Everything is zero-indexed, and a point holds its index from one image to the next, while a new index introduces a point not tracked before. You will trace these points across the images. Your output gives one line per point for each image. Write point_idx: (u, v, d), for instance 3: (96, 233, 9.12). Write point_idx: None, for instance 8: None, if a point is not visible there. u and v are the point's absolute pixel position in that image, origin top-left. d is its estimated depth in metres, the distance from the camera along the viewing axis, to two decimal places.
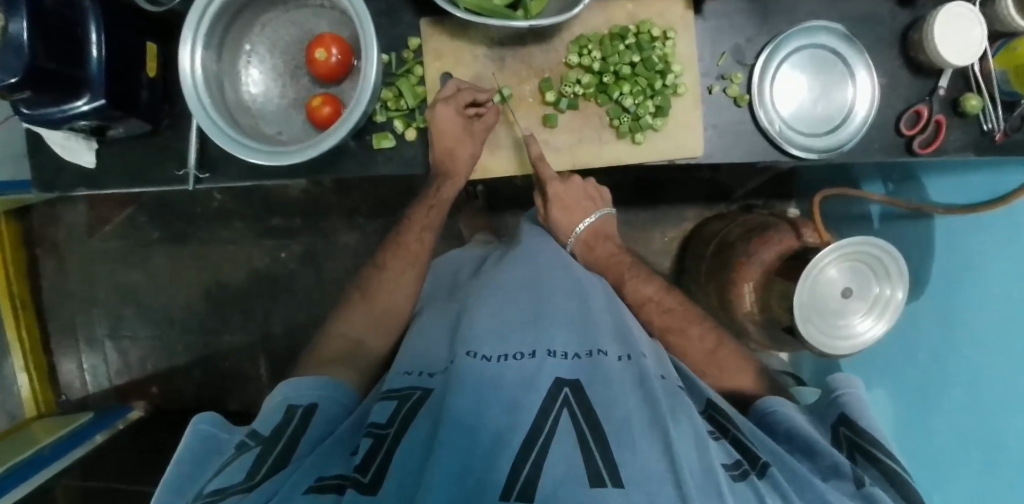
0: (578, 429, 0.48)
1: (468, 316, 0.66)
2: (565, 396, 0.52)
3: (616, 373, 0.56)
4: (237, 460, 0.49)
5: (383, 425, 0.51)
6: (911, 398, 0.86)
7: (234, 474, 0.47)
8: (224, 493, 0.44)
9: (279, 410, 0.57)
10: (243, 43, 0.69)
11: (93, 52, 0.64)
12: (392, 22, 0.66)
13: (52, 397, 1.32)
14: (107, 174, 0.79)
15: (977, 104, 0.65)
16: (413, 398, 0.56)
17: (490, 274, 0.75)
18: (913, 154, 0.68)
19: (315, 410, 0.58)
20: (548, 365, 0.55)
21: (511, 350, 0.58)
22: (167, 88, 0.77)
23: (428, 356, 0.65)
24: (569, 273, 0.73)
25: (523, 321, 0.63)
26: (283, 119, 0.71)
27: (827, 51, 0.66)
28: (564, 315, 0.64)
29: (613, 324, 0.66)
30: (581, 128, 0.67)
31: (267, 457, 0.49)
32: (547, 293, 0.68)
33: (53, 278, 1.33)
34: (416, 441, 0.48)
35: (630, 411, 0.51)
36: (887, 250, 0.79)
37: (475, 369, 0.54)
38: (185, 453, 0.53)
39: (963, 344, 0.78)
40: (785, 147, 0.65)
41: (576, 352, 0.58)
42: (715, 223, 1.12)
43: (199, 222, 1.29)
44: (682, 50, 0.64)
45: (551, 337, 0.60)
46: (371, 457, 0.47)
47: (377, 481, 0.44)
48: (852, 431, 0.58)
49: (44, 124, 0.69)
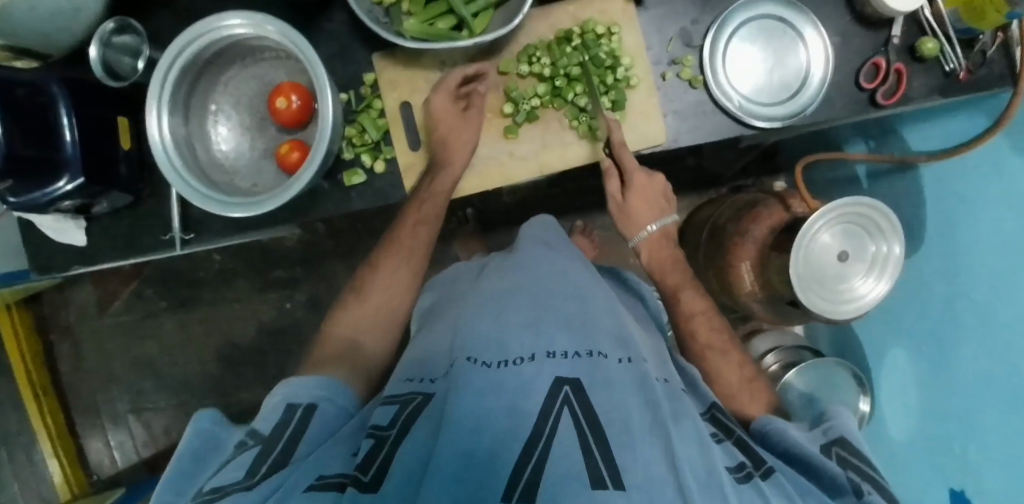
0: (580, 431, 0.45)
1: (467, 318, 0.62)
2: (565, 395, 0.49)
3: (619, 377, 0.53)
4: (237, 458, 0.49)
5: (384, 427, 0.48)
6: (926, 356, 0.85)
7: (234, 472, 0.46)
8: (225, 491, 0.44)
9: (280, 407, 0.56)
10: (209, 104, 0.71)
11: (66, 133, 0.66)
12: (346, 62, 0.68)
13: (84, 477, 1.33)
14: (100, 250, 0.81)
15: (934, 47, 0.66)
16: (413, 403, 0.53)
17: (483, 281, 0.71)
18: (878, 107, 0.68)
19: (315, 410, 0.57)
20: (546, 367, 0.52)
21: (510, 356, 0.53)
22: (144, 158, 0.79)
23: (432, 361, 0.61)
24: (563, 271, 0.69)
25: (523, 322, 0.58)
26: (256, 171, 0.72)
27: (773, 20, 0.66)
28: (563, 312, 0.61)
29: (612, 322, 0.62)
30: (543, 135, 0.67)
31: (268, 455, 0.49)
32: (546, 294, 0.64)
33: (69, 361, 1.35)
34: (417, 441, 0.45)
35: (631, 413, 0.49)
36: (875, 206, 0.77)
37: (477, 378, 0.50)
38: (186, 450, 0.52)
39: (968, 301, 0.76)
40: (747, 121, 0.65)
41: (576, 350, 0.55)
42: (705, 208, 1.09)
43: (202, 285, 1.31)
44: (629, 43, 0.65)
45: (551, 336, 0.56)
46: (374, 453, 0.45)
47: (377, 480, 0.42)
48: (845, 452, 0.54)
49: (32, 209, 0.71)
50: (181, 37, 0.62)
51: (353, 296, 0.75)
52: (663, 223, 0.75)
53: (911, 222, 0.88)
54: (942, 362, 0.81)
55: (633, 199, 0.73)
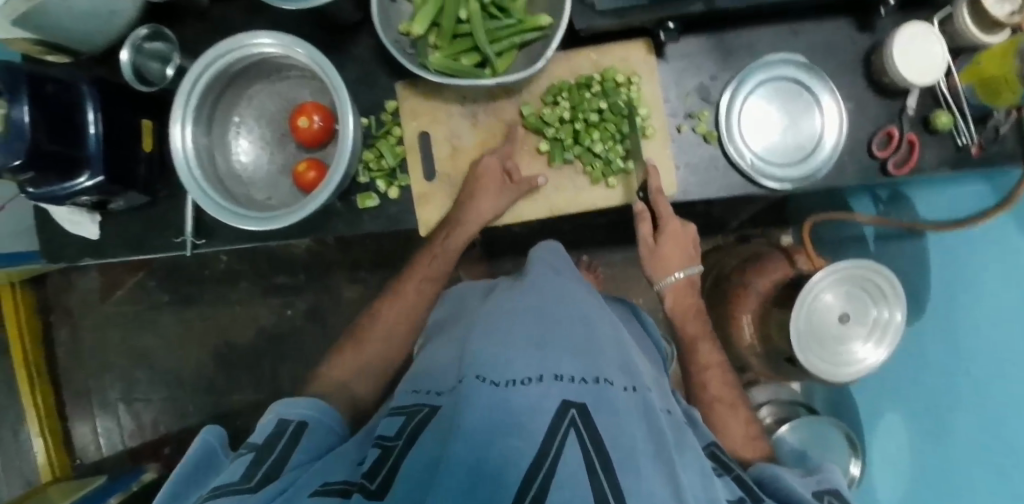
0: (586, 457, 0.41)
1: (475, 333, 0.59)
2: (571, 418, 0.45)
3: (624, 405, 0.50)
4: (233, 464, 0.50)
5: (392, 437, 0.49)
6: (923, 412, 0.84)
7: (231, 474, 0.48)
8: (222, 491, 0.46)
9: (271, 422, 0.58)
10: (232, 115, 0.73)
11: (89, 131, 0.68)
12: (370, 87, 0.70)
13: (67, 461, 1.34)
14: (110, 244, 0.82)
15: (947, 120, 0.66)
16: (420, 415, 0.52)
17: (491, 300, 0.67)
18: (888, 176, 0.68)
19: (307, 426, 0.58)
20: (553, 388, 0.47)
21: (518, 376, 0.48)
22: (164, 161, 0.80)
23: (439, 373, 0.59)
24: (576, 296, 0.65)
25: (533, 342, 0.53)
26: (272, 185, 0.74)
27: (790, 82, 0.67)
28: (574, 336, 0.56)
29: (618, 350, 0.59)
30: (557, 177, 0.68)
31: (262, 462, 0.50)
32: (555, 315, 0.59)
33: (67, 345, 1.35)
34: (425, 453, 0.44)
35: (636, 439, 0.47)
36: (878, 270, 0.78)
37: (483, 393, 0.46)
38: (193, 458, 0.54)
39: (965, 365, 0.76)
40: (759, 180, 0.66)
41: (584, 376, 0.50)
42: (711, 255, 1.09)
43: (205, 283, 1.32)
44: (647, 93, 0.66)
45: (558, 359, 0.51)
46: (380, 464, 0.46)
47: (384, 488, 0.43)
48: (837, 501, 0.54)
49: (48, 201, 0.72)
50: (211, 51, 0.64)
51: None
52: (690, 272, 0.72)
53: (913, 287, 0.89)
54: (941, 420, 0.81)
55: (666, 242, 0.70)
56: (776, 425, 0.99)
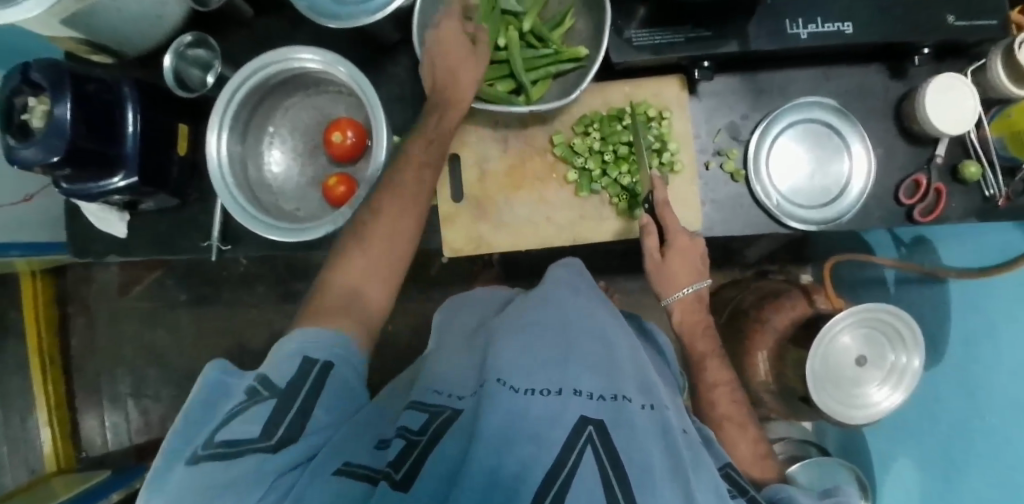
0: (603, 474, 0.41)
1: (496, 342, 0.59)
2: (588, 434, 0.44)
3: (643, 422, 0.48)
4: (252, 409, 0.46)
5: (417, 431, 0.47)
6: (938, 452, 0.83)
7: (250, 427, 0.45)
8: (241, 447, 0.43)
9: (294, 361, 0.52)
10: (267, 126, 0.74)
11: (127, 132, 0.70)
12: (404, 107, 0.72)
13: (74, 452, 1.36)
14: (137, 243, 0.83)
15: (976, 171, 0.65)
16: (443, 416, 0.50)
17: (511, 311, 0.68)
18: (914, 222, 0.68)
19: (330, 371, 0.53)
20: (572, 403, 0.47)
21: (537, 386, 0.49)
22: (195, 164, 0.82)
23: (458, 377, 0.58)
24: (596, 314, 0.65)
25: (553, 356, 0.54)
26: (300, 196, 0.75)
27: (821, 125, 0.68)
28: (595, 354, 0.56)
29: (638, 370, 0.57)
30: (582, 205, 0.69)
31: (284, 413, 0.47)
32: (574, 331, 0.60)
33: (81, 336, 1.37)
34: (447, 452, 0.43)
35: (653, 457, 0.44)
36: (899, 316, 0.77)
37: (503, 401, 0.46)
38: (194, 403, 0.48)
39: (981, 407, 0.75)
40: (783, 221, 0.66)
41: (602, 392, 0.50)
42: (728, 289, 1.09)
43: (223, 285, 1.33)
44: (678, 129, 0.67)
45: (578, 376, 0.52)
46: (404, 457, 0.44)
47: (409, 478, 0.41)
48: None
49: (81, 197, 0.74)
50: (251, 65, 0.67)
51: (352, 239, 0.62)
52: (697, 287, 0.67)
53: (932, 334, 0.88)
54: (956, 457, 0.79)
55: (673, 259, 0.65)
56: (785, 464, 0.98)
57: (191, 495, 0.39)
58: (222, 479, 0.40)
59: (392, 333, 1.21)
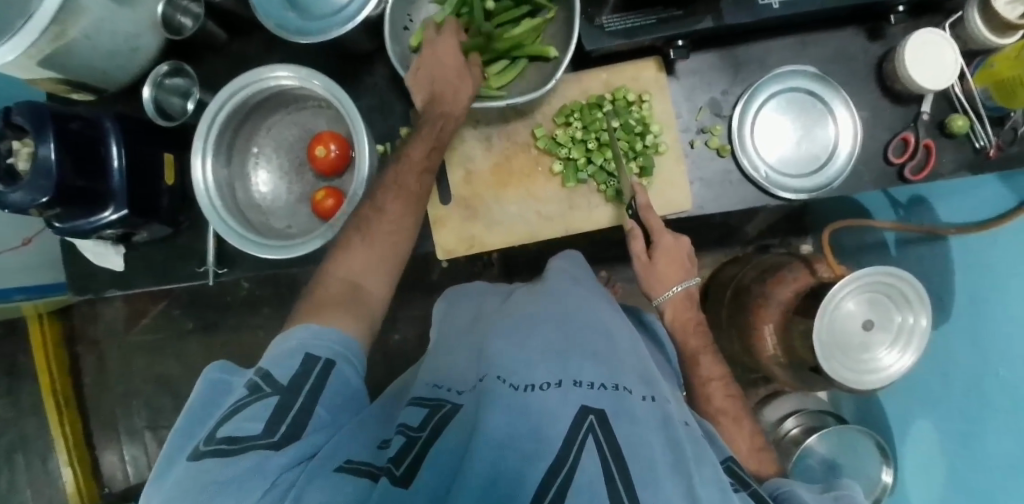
0: (604, 465, 0.41)
1: (494, 336, 0.59)
2: (590, 424, 0.44)
3: (643, 413, 0.48)
4: (252, 407, 0.46)
5: (416, 428, 0.48)
6: (954, 413, 0.82)
7: (252, 424, 0.45)
8: (244, 443, 0.43)
9: (296, 355, 0.52)
10: (251, 146, 0.74)
11: (113, 165, 0.70)
12: (385, 115, 0.73)
13: (96, 489, 1.37)
14: (134, 275, 0.84)
15: (964, 124, 0.64)
16: (442, 410, 0.51)
17: (512, 303, 0.68)
18: (905, 181, 0.67)
19: (334, 366, 0.53)
20: (572, 394, 0.47)
21: (537, 381, 0.49)
22: (185, 192, 0.82)
23: (461, 370, 0.59)
24: (594, 306, 0.65)
25: (553, 348, 0.54)
26: (291, 213, 0.75)
27: (803, 93, 0.67)
28: (596, 345, 0.56)
29: (638, 360, 0.57)
30: (571, 196, 0.68)
31: (287, 411, 0.47)
32: (574, 322, 0.60)
33: (93, 373, 1.37)
34: (450, 448, 0.44)
35: (654, 450, 0.44)
36: (903, 278, 0.76)
37: (502, 399, 0.46)
38: (196, 402, 0.51)
39: (994, 366, 0.75)
40: (774, 192, 0.66)
41: (603, 382, 0.49)
42: (730, 266, 1.09)
43: (228, 309, 1.34)
44: (659, 110, 0.66)
45: (579, 366, 0.51)
46: (405, 452, 0.45)
47: (410, 476, 0.42)
48: None
49: (76, 235, 0.74)
50: (226, 88, 0.67)
51: (350, 239, 0.62)
52: (686, 286, 0.70)
53: (938, 292, 0.87)
54: (975, 419, 0.78)
55: (661, 260, 0.67)
56: (802, 436, 0.98)
57: (192, 490, 0.40)
58: (225, 475, 0.40)
59: (400, 342, 1.21)
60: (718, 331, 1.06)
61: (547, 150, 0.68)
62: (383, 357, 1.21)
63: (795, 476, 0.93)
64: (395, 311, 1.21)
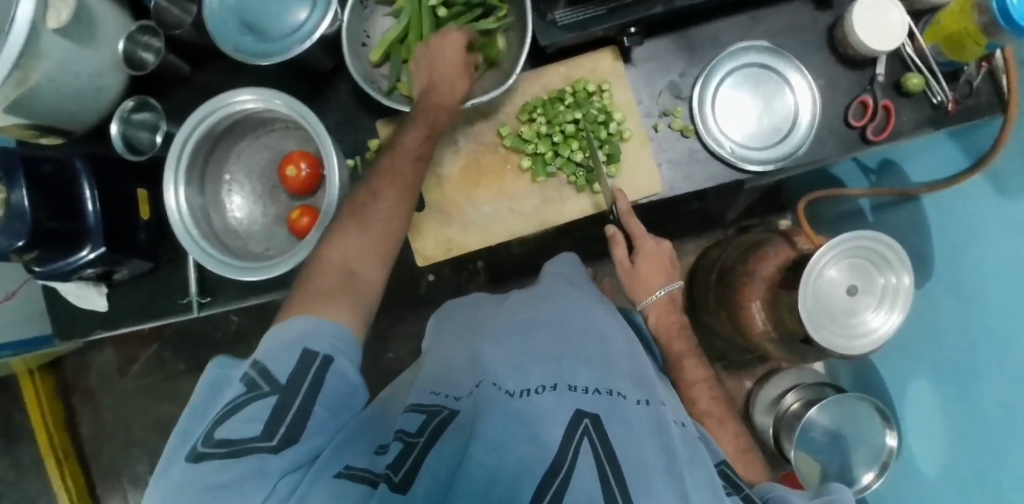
0: (599, 468, 0.41)
1: (488, 344, 0.59)
2: (585, 427, 0.44)
3: (637, 416, 0.48)
4: (250, 407, 0.45)
5: (413, 433, 0.47)
6: (948, 379, 0.83)
7: (250, 426, 0.43)
8: (242, 446, 0.42)
9: (295, 349, 0.49)
10: (223, 174, 0.75)
11: (89, 205, 0.70)
12: (353, 130, 0.73)
13: None
14: (118, 313, 0.83)
15: (919, 82, 0.66)
16: (438, 416, 0.50)
17: (505, 308, 0.69)
18: (868, 143, 0.68)
19: (331, 363, 0.50)
20: (567, 398, 0.47)
21: (533, 385, 0.49)
22: (162, 225, 0.82)
23: (452, 376, 0.59)
24: (585, 308, 0.65)
25: (546, 353, 0.54)
26: (268, 236, 0.75)
27: (758, 67, 0.69)
28: (588, 349, 0.56)
29: (631, 363, 0.58)
30: (543, 190, 0.69)
31: (285, 413, 0.45)
32: (566, 327, 0.60)
33: (89, 423, 1.36)
34: (446, 452, 0.44)
35: (647, 454, 0.44)
36: (882, 241, 0.78)
37: (498, 406, 0.46)
38: (201, 396, 0.50)
39: (983, 331, 0.75)
40: (741, 165, 0.67)
41: (597, 387, 0.50)
42: (714, 249, 1.10)
43: (219, 345, 1.33)
44: (620, 98, 0.67)
45: (572, 370, 0.51)
46: (403, 458, 0.44)
47: (408, 479, 0.42)
48: None
49: (56, 277, 0.74)
50: (196, 113, 0.67)
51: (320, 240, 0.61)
52: (669, 288, 0.73)
53: (918, 254, 0.88)
54: (970, 377, 0.78)
55: (643, 263, 0.72)
56: (802, 409, 0.99)
57: (191, 495, 0.39)
58: (223, 478, 0.40)
59: (394, 361, 1.21)
60: (709, 314, 1.07)
61: (515, 148, 0.69)
62: (380, 375, 1.21)
63: (800, 447, 0.98)
64: (388, 328, 1.21)
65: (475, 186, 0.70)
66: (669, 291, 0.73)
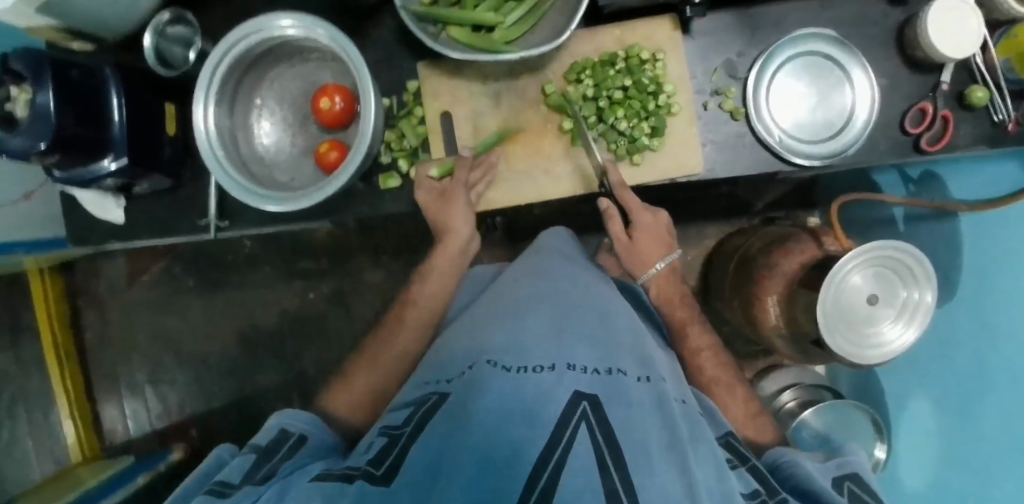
0: (598, 447, 0.39)
1: (487, 328, 0.58)
2: (582, 410, 0.43)
3: (637, 396, 0.48)
4: (234, 464, 0.50)
5: (398, 427, 0.48)
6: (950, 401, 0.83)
7: (233, 472, 0.48)
8: (225, 486, 0.46)
9: (274, 432, 0.57)
10: (254, 98, 0.73)
11: (115, 114, 0.68)
12: (391, 68, 0.71)
13: (96, 442, 1.37)
14: (135, 226, 0.83)
15: (983, 96, 0.62)
16: (428, 403, 0.50)
17: (501, 286, 0.68)
18: (921, 152, 0.66)
19: (306, 441, 0.57)
20: (566, 378, 0.47)
21: (529, 364, 0.49)
22: (186, 143, 0.81)
23: (449, 360, 0.57)
24: (587, 289, 0.65)
25: (546, 332, 0.54)
26: (294, 167, 0.74)
27: (821, 58, 0.66)
28: (589, 327, 0.56)
29: (633, 342, 0.58)
30: (580, 154, 0.67)
31: (262, 465, 0.50)
32: (567, 308, 0.59)
33: (95, 329, 1.38)
34: (435, 433, 0.43)
35: (647, 431, 0.43)
36: (911, 252, 0.76)
37: (495, 381, 0.46)
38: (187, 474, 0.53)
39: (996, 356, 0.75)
40: (786, 156, 0.65)
41: (596, 367, 0.50)
42: (735, 237, 1.09)
43: (229, 267, 1.34)
44: (673, 71, 0.65)
45: (572, 351, 0.51)
46: (386, 453, 0.44)
47: (390, 473, 0.41)
48: (858, 487, 0.50)
49: (75, 184, 0.73)
50: (235, 33, 0.65)
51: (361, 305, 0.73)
52: (670, 260, 0.72)
53: (944, 269, 0.87)
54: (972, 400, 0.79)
55: (641, 238, 0.70)
56: (798, 408, 0.98)
57: None
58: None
59: None
60: (721, 302, 1.07)
61: (557, 105, 0.66)
62: None
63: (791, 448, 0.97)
64: None
65: (511, 140, 0.68)
66: (668, 261, 0.72)
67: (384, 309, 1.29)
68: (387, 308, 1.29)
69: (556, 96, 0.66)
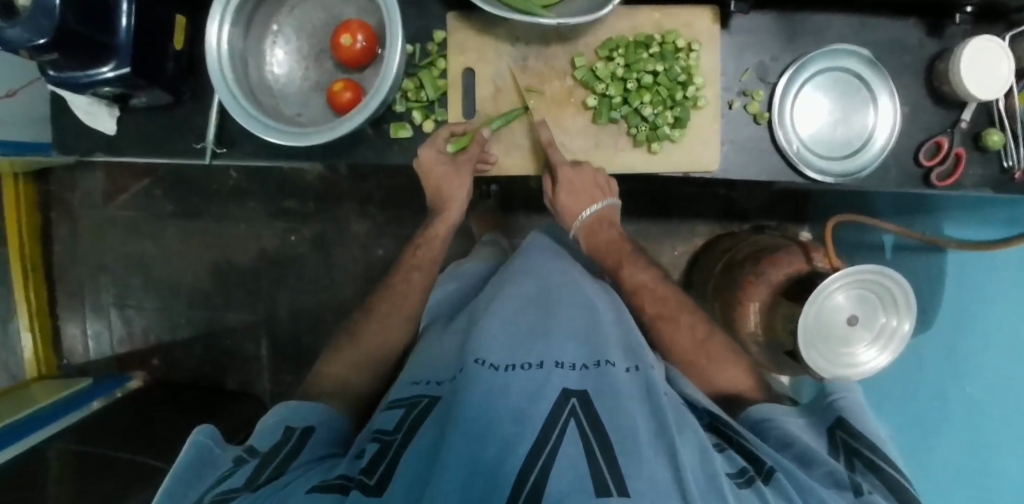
0: (587, 443, 0.41)
1: (475, 324, 0.58)
2: (572, 407, 0.44)
3: (625, 387, 0.48)
4: (239, 469, 0.49)
5: (389, 432, 0.49)
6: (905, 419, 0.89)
7: (236, 479, 0.47)
8: (230, 492, 0.45)
9: (277, 429, 0.57)
10: (271, 23, 0.70)
11: (122, 19, 0.63)
12: (418, 14, 0.68)
13: (54, 359, 1.33)
14: (125, 141, 0.80)
15: (998, 140, 0.63)
16: (419, 406, 0.52)
17: (495, 281, 0.69)
18: (930, 186, 0.67)
19: (312, 432, 0.58)
20: (554, 377, 0.47)
21: (519, 361, 0.49)
22: (191, 61, 0.77)
23: (440, 365, 0.59)
24: (574, 284, 0.65)
25: (533, 329, 0.54)
26: (303, 102, 0.71)
27: (851, 75, 0.66)
28: (575, 321, 0.57)
29: (619, 334, 0.58)
30: (599, 133, 0.67)
31: (267, 465, 0.50)
32: (554, 303, 0.60)
33: (64, 242, 1.33)
34: (426, 442, 0.46)
35: (636, 420, 0.44)
36: (893, 278, 0.77)
37: (483, 380, 0.46)
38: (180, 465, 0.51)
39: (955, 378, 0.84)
40: (800, 169, 0.65)
41: (584, 362, 0.50)
42: (725, 240, 1.10)
43: (213, 198, 1.30)
44: (706, 63, 0.64)
45: (560, 348, 0.51)
46: (380, 456, 0.46)
47: (383, 482, 0.43)
48: (847, 437, 0.54)
49: (69, 88, 0.69)
50: None
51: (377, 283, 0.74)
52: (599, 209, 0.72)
53: (924, 301, 0.89)
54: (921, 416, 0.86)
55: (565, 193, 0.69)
56: None
57: None
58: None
59: None
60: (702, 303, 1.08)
61: (588, 76, 0.65)
62: None
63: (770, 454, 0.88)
64: None
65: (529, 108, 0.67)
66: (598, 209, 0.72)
67: (365, 261, 1.28)
68: (369, 261, 1.27)
69: (586, 69, 0.65)
